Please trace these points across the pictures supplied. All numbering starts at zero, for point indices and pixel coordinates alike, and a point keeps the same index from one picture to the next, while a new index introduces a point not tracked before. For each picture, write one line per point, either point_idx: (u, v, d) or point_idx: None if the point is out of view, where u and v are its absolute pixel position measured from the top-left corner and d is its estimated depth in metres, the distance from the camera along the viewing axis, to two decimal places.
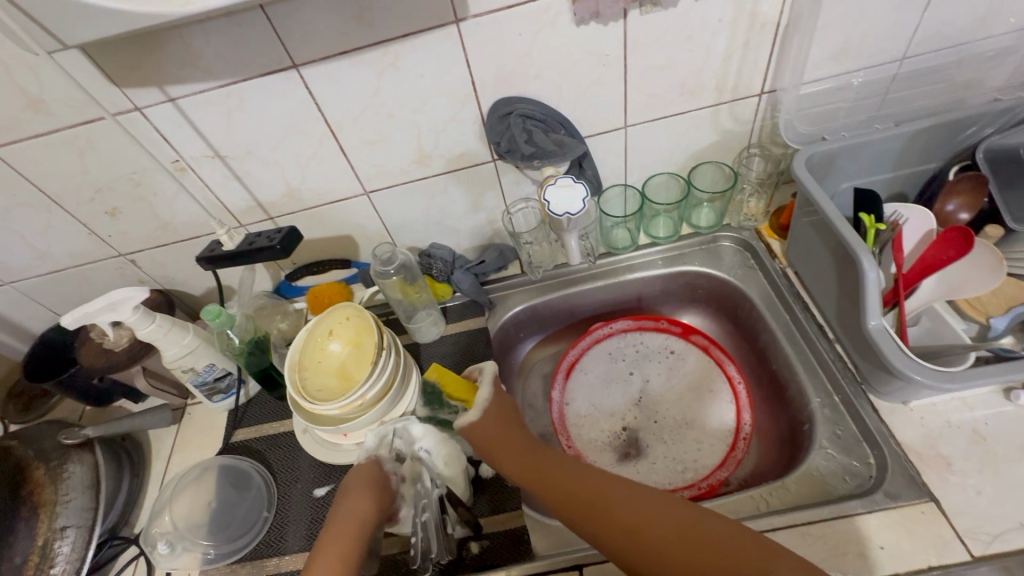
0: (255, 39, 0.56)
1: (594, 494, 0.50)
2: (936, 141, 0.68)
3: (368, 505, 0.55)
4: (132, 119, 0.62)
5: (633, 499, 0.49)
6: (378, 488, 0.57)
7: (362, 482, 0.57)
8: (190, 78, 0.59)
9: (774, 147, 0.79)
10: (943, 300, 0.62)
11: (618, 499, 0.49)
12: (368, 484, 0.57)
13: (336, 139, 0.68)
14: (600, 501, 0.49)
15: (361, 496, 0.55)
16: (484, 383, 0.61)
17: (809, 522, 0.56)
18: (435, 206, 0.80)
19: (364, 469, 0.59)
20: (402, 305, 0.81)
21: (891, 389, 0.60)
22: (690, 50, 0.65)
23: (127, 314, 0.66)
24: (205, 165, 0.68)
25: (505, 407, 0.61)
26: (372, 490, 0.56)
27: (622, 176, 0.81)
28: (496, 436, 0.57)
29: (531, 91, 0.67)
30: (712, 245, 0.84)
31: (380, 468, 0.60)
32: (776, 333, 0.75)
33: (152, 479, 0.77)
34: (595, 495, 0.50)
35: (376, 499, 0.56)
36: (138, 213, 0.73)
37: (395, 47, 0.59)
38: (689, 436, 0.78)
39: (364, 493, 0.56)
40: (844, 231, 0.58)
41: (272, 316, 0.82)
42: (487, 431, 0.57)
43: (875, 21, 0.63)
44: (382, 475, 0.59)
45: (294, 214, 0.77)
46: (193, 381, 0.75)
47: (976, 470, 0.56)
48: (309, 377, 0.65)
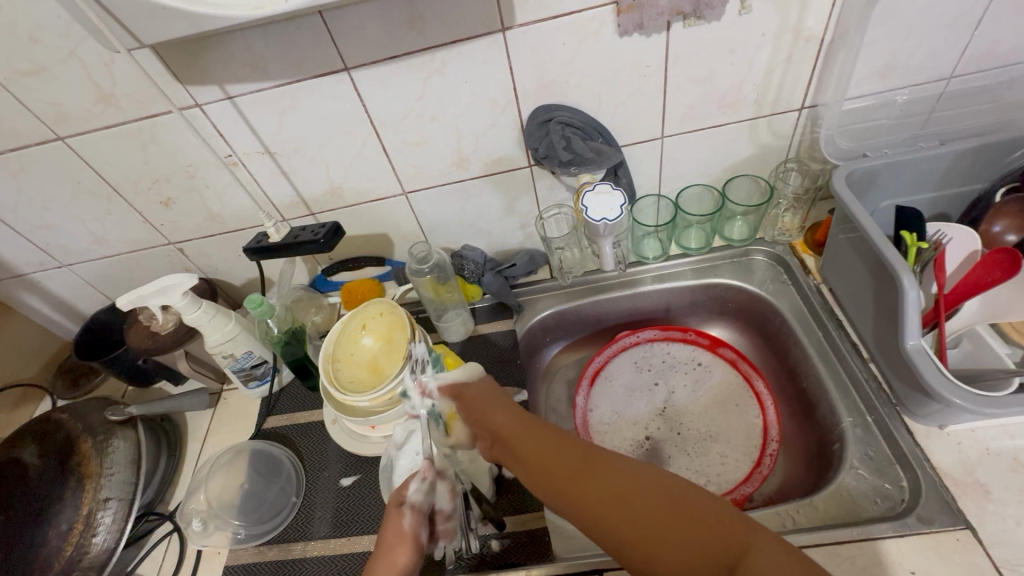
0: (312, 42, 0.59)
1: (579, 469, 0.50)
2: (983, 162, 0.67)
3: (399, 560, 0.51)
4: (195, 115, 0.65)
5: (628, 474, 0.48)
6: (396, 539, 0.53)
7: (385, 536, 0.53)
8: (249, 78, 0.62)
9: (812, 163, 0.79)
10: (985, 323, 0.61)
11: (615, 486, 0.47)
12: (390, 537, 0.53)
13: (380, 139, 0.70)
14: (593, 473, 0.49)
15: (388, 553, 0.52)
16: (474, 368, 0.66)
17: (840, 542, 0.55)
18: (470, 209, 0.81)
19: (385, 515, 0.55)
20: (433, 303, 0.83)
21: (927, 411, 0.59)
22: (732, 63, 0.65)
23: (177, 299, 0.69)
24: (256, 160, 0.72)
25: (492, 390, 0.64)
26: (391, 544, 0.52)
27: (656, 186, 0.81)
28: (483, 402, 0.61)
29: (571, 100, 0.68)
30: (744, 259, 0.84)
31: (396, 508, 0.55)
32: (807, 350, 0.74)
33: (187, 459, 0.81)
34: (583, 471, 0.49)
35: (403, 553, 0.51)
36: (191, 204, 0.76)
37: (441, 53, 0.61)
38: (713, 450, 0.78)
39: (393, 548, 0.52)
40: (885, 249, 0.57)
41: (307, 309, 0.85)
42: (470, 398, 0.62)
43: (923, 38, 0.62)
44: (399, 516, 0.55)
45: (335, 210, 0.80)
46: (231, 366, 0.77)
47: (1017, 499, 0.55)
48: (342, 368, 0.68)
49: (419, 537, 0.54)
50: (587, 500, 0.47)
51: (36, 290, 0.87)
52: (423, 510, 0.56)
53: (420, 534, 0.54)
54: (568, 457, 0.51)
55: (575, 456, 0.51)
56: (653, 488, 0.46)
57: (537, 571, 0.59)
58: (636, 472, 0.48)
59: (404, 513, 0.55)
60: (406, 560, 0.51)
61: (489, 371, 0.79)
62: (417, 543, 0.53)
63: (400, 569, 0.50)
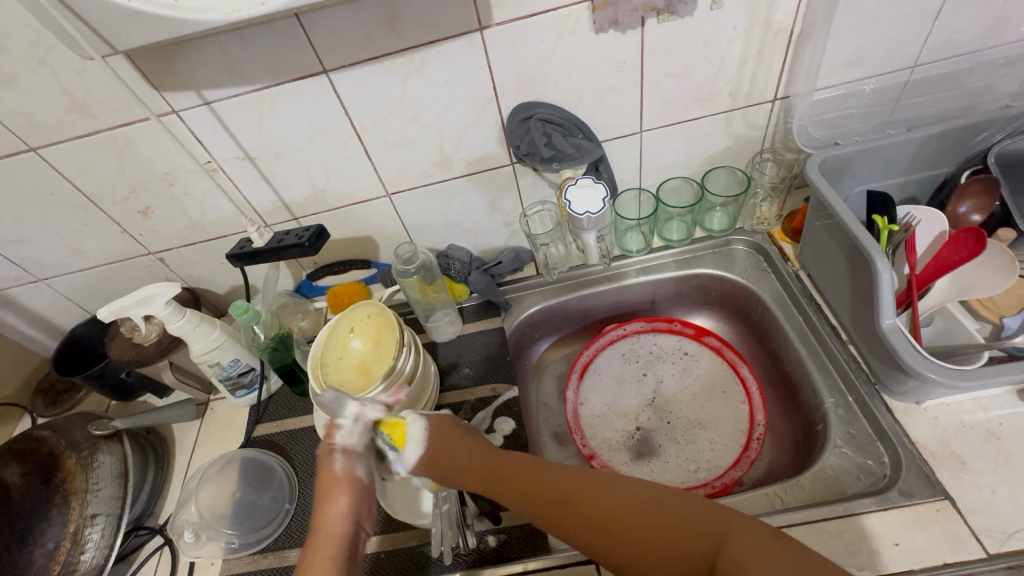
0: (289, 45, 0.59)
1: (556, 490, 0.49)
2: (948, 146, 0.69)
3: (340, 504, 0.52)
4: (172, 121, 0.65)
5: (601, 490, 0.47)
6: (333, 486, 0.53)
7: (321, 484, 0.53)
8: (226, 83, 0.61)
9: (786, 152, 0.81)
10: (955, 300, 0.63)
11: (591, 500, 0.47)
12: (327, 486, 0.53)
13: (361, 141, 0.70)
14: (571, 500, 0.48)
15: (327, 500, 0.52)
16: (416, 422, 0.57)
17: (826, 518, 0.57)
18: (454, 208, 0.82)
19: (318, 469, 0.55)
20: (420, 304, 0.83)
21: (904, 388, 0.61)
22: (706, 57, 0.67)
23: (159, 308, 0.68)
24: (236, 166, 0.71)
25: (448, 431, 0.57)
26: (330, 491, 0.53)
27: (636, 180, 0.83)
28: (447, 453, 0.55)
29: (550, 96, 0.69)
30: (725, 249, 0.86)
31: (330, 455, 0.55)
32: (789, 335, 0.76)
33: (176, 471, 0.79)
34: (558, 491, 0.49)
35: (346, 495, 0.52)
36: (171, 213, 0.75)
37: (420, 53, 0.62)
38: (702, 437, 0.79)
39: (331, 495, 0.52)
40: (859, 233, 0.59)
41: (294, 314, 0.85)
42: (433, 456, 0.55)
43: (886, 30, 0.65)
44: (330, 464, 0.54)
45: (318, 214, 0.79)
46: (218, 375, 0.77)
47: (991, 469, 0.57)
48: (330, 372, 0.69)
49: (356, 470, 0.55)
50: (575, 526, 0.47)
51: (10, 306, 0.84)
52: (357, 451, 0.56)
53: (358, 467, 0.55)
54: (543, 482, 0.50)
55: (550, 479, 0.50)
56: (627, 494, 0.47)
57: (534, 563, 0.60)
58: (608, 484, 0.48)
59: (337, 459, 0.54)
60: (346, 504, 0.52)
61: (479, 370, 0.80)
62: (354, 483, 0.54)
63: (344, 511, 0.52)
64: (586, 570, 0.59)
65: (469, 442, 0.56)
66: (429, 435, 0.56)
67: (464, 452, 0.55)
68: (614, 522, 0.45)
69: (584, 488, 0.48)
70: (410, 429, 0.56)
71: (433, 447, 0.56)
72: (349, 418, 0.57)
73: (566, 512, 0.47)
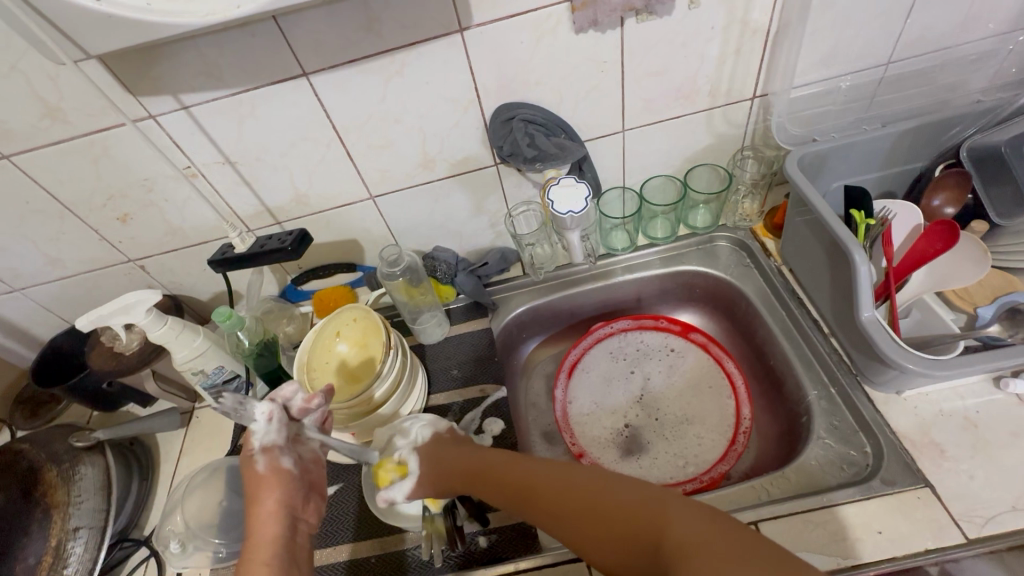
0: (268, 48, 0.58)
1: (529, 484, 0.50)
2: (922, 141, 0.71)
3: (272, 502, 0.50)
4: (149, 126, 0.64)
5: (564, 482, 0.47)
6: (262, 486, 0.50)
7: (249, 487, 0.51)
8: (204, 86, 0.61)
9: (767, 149, 0.81)
10: (931, 292, 0.64)
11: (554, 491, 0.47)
12: (256, 487, 0.50)
13: (343, 144, 0.70)
14: (541, 494, 0.48)
15: (257, 502, 0.50)
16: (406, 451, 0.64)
17: (811, 509, 0.58)
18: (439, 210, 0.82)
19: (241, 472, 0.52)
20: (407, 307, 0.83)
21: (885, 379, 0.62)
22: (685, 56, 0.68)
23: (141, 316, 0.67)
24: (216, 171, 0.70)
25: (437, 448, 0.63)
26: (258, 493, 0.50)
27: (620, 178, 0.83)
28: (437, 471, 0.61)
29: (532, 97, 0.69)
30: (709, 245, 0.87)
31: (251, 456, 0.51)
32: (773, 330, 0.77)
33: (161, 482, 0.78)
34: (530, 486, 0.50)
35: (276, 491, 0.50)
36: (150, 219, 0.74)
37: (401, 55, 0.62)
38: (690, 432, 0.80)
39: (261, 495, 0.50)
40: (838, 228, 0.60)
41: (278, 320, 0.85)
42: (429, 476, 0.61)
43: (860, 28, 0.66)
44: (253, 466, 0.51)
45: (301, 218, 0.79)
46: (203, 383, 0.75)
47: (969, 455, 0.58)
48: (318, 376, 0.70)
49: (282, 461, 0.52)
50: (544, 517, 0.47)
51: None
52: (280, 445, 0.53)
53: (282, 459, 0.52)
54: (521, 479, 0.52)
55: (524, 476, 0.52)
56: (587, 484, 0.46)
57: (526, 563, 0.60)
58: (569, 476, 0.48)
59: (259, 459, 0.51)
60: (278, 501, 0.50)
61: (467, 371, 0.80)
62: (283, 478, 0.51)
63: (277, 508, 0.50)
64: (576, 568, 0.59)
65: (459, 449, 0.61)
66: (423, 460, 0.63)
67: (450, 466, 0.60)
68: (573, 513, 0.45)
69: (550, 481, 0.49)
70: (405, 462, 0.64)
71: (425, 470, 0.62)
72: (260, 416, 0.53)
73: (538, 508, 0.48)
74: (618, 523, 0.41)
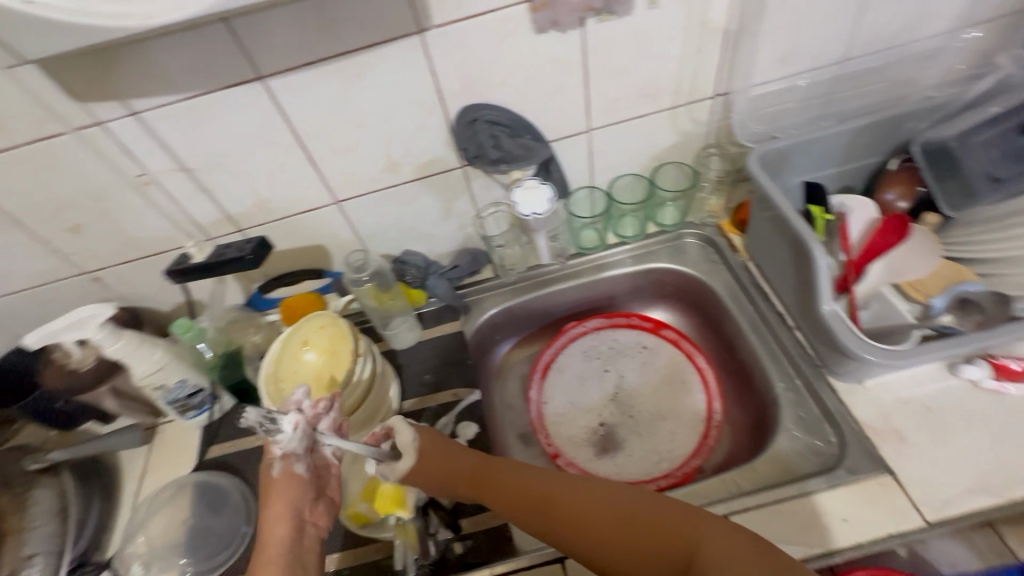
0: (221, 51, 0.57)
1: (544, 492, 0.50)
2: (876, 137, 0.73)
3: (281, 510, 0.49)
4: (95, 134, 0.61)
5: (583, 491, 0.49)
6: (279, 491, 0.50)
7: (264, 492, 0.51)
8: (154, 92, 0.59)
9: (731, 147, 0.81)
10: (888, 283, 0.66)
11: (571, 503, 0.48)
12: (272, 493, 0.50)
13: (305, 149, 0.68)
14: (550, 502, 0.49)
15: (269, 507, 0.49)
16: (403, 426, 0.53)
17: (779, 500, 0.59)
18: (407, 213, 0.80)
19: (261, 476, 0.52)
20: (377, 312, 0.82)
21: (847, 369, 0.63)
22: (647, 56, 0.68)
23: (92, 332, 0.65)
24: (172, 178, 0.68)
25: (433, 438, 0.54)
26: (273, 498, 0.50)
27: (588, 178, 0.83)
28: (442, 463, 0.52)
29: (496, 98, 0.69)
30: (678, 242, 0.88)
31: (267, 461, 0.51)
32: (741, 324, 0.78)
33: (123, 502, 0.75)
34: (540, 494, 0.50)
35: (284, 500, 0.49)
36: (103, 230, 0.71)
37: (360, 57, 0.60)
38: (664, 428, 0.81)
39: (273, 501, 0.50)
40: (797, 225, 0.61)
41: (246, 329, 0.80)
42: (427, 468, 0.51)
43: (815, 27, 0.67)
44: (270, 472, 0.51)
45: (264, 225, 0.77)
46: (164, 399, 0.73)
47: (928, 441, 0.60)
48: (286, 387, 0.67)
49: (297, 467, 0.51)
50: (554, 526, 0.48)
51: None
52: (298, 453, 0.52)
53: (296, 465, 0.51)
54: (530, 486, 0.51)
55: (529, 482, 0.51)
56: (610, 497, 0.49)
57: (500, 567, 0.60)
58: (589, 484, 0.50)
59: (276, 465, 0.51)
60: (291, 509, 0.50)
61: (440, 376, 0.79)
62: (297, 486, 0.51)
63: (286, 515, 0.49)
64: (552, 569, 0.59)
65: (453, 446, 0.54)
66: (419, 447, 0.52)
67: (457, 462, 0.53)
68: (594, 526, 0.47)
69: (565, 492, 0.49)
70: (401, 441, 0.52)
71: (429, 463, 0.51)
72: (288, 425, 0.52)
73: (545, 517, 0.49)
74: (649, 535, 0.46)
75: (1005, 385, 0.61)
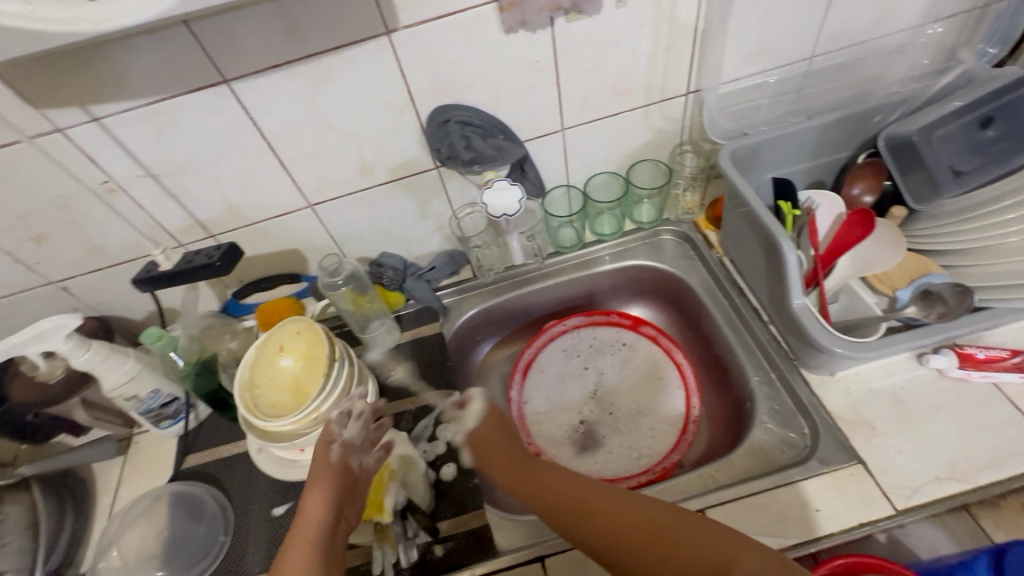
0: (183, 55, 0.56)
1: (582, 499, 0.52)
2: (845, 132, 0.74)
3: (321, 492, 0.55)
4: (55, 141, 0.60)
5: (620, 500, 0.50)
6: (324, 470, 0.58)
7: (312, 470, 0.58)
8: (115, 97, 0.57)
9: (704, 143, 0.84)
10: (856, 276, 0.67)
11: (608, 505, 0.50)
12: (319, 473, 0.57)
13: (275, 152, 0.67)
14: (585, 503, 0.51)
15: (314, 485, 0.56)
16: (477, 397, 0.69)
17: (753, 493, 0.60)
18: (382, 215, 0.80)
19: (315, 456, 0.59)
20: (354, 315, 0.81)
21: (818, 362, 0.64)
22: (618, 54, 0.68)
23: (60, 343, 0.64)
24: (138, 185, 0.67)
25: (501, 416, 0.69)
26: (319, 477, 0.57)
27: (564, 177, 0.84)
28: (490, 438, 0.65)
29: (468, 98, 0.68)
30: (655, 239, 0.88)
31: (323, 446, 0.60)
32: (717, 319, 0.79)
33: (98, 514, 0.74)
34: (579, 498, 0.52)
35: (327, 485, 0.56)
36: (68, 238, 0.70)
37: (327, 59, 0.60)
38: (643, 424, 0.81)
39: (318, 480, 0.57)
40: (767, 220, 0.62)
41: (220, 335, 0.78)
42: (483, 436, 0.65)
43: (783, 24, 0.68)
44: (327, 452, 0.59)
45: (236, 230, 0.76)
46: (137, 409, 0.72)
47: (897, 431, 0.61)
48: (261, 394, 0.66)
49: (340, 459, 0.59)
50: (589, 529, 0.49)
51: None
52: (354, 444, 0.62)
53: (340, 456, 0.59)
54: (572, 492, 0.54)
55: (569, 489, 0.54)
56: (643, 509, 0.49)
57: (481, 568, 0.60)
58: (625, 496, 0.51)
59: (334, 449, 0.59)
60: (329, 495, 0.56)
61: (420, 378, 0.79)
62: (341, 476, 0.58)
63: (324, 500, 0.55)
64: (532, 569, 0.59)
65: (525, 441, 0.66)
66: (483, 420, 0.67)
67: (507, 448, 0.63)
68: (630, 528, 0.47)
69: (603, 497, 0.51)
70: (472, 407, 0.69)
71: (483, 431, 0.66)
72: (354, 414, 0.63)
73: (580, 519, 0.51)
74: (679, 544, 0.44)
75: (971, 373, 0.62)
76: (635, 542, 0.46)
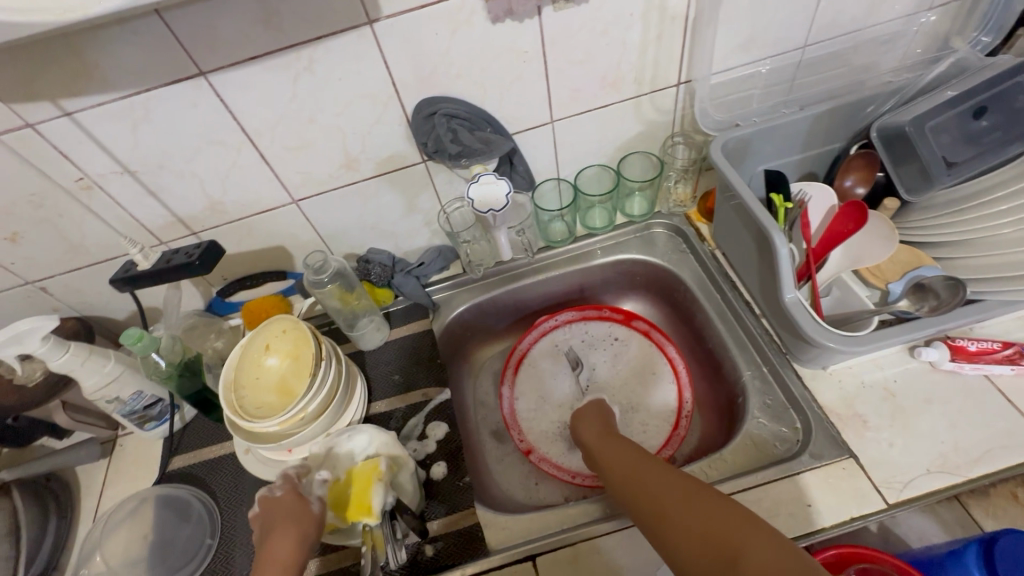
0: (157, 47, 0.54)
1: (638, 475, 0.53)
2: (836, 122, 0.73)
3: (293, 537, 0.51)
4: (25, 137, 0.58)
5: (665, 476, 0.50)
6: (299, 516, 0.52)
7: (281, 512, 0.52)
8: (88, 91, 0.55)
9: (696, 135, 0.82)
10: (849, 269, 0.67)
11: (654, 479, 0.50)
12: (291, 516, 0.52)
13: (257, 147, 0.66)
14: (637, 478, 0.52)
15: (284, 529, 0.51)
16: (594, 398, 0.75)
17: (743, 489, 0.60)
18: (369, 210, 0.78)
19: (280, 500, 0.53)
20: (342, 313, 0.79)
21: (810, 356, 0.64)
22: (607, 44, 0.67)
23: (36, 346, 0.62)
24: (115, 181, 0.65)
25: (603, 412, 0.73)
26: (291, 520, 0.52)
27: (554, 170, 0.82)
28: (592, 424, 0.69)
29: (455, 90, 0.67)
30: (646, 232, 0.87)
31: (298, 493, 0.54)
32: (709, 314, 0.78)
33: (82, 518, 0.73)
34: (634, 475, 0.53)
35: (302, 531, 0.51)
36: (44, 237, 0.68)
37: (308, 50, 0.58)
38: (635, 420, 0.81)
39: (289, 525, 0.51)
40: (759, 213, 0.61)
41: (205, 336, 0.78)
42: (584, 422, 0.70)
43: (775, 13, 0.67)
44: (303, 501, 0.54)
45: (218, 228, 0.74)
46: (120, 410, 0.71)
47: (888, 425, 0.61)
48: (246, 395, 0.64)
49: (319, 511, 0.54)
50: (635, 500, 0.50)
51: None
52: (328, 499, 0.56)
53: (319, 507, 0.54)
54: (636, 466, 0.54)
55: (634, 465, 0.55)
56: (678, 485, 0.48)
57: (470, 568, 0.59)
58: (670, 474, 0.50)
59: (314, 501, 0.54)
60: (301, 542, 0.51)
61: (409, 376, 0.78)
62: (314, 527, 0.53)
63: (297, 545, 0.50)
64: (524, 567, 0.59)
65: (613, 431, 0.66)
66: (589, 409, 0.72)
67: (598, 433, 0.66)
68: (661, 500, 0.47)
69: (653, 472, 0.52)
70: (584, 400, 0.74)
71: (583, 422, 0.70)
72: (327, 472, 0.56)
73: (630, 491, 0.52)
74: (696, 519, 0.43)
75: (962, 365, 0.62)
76: (662, 511, 0.46)
